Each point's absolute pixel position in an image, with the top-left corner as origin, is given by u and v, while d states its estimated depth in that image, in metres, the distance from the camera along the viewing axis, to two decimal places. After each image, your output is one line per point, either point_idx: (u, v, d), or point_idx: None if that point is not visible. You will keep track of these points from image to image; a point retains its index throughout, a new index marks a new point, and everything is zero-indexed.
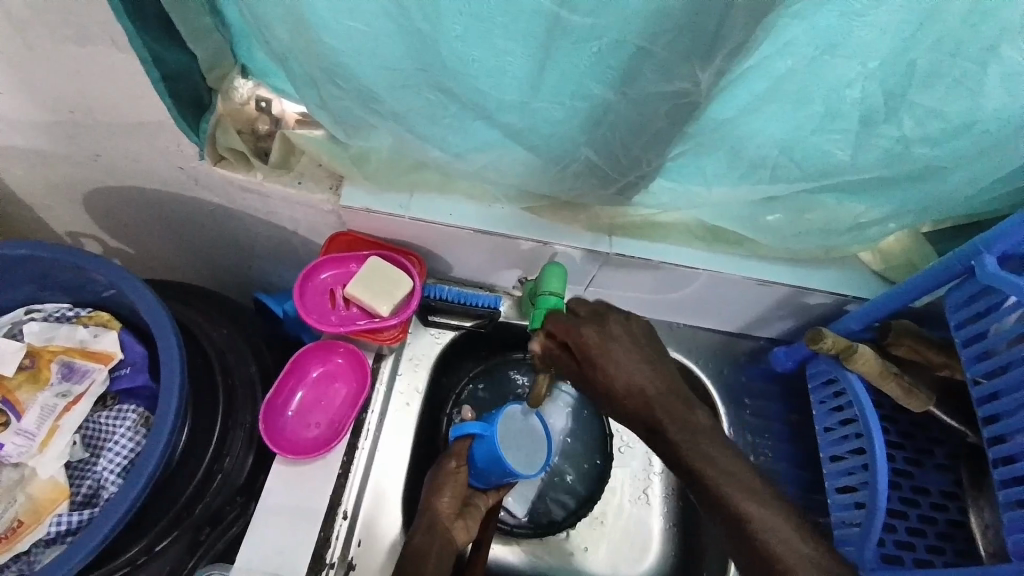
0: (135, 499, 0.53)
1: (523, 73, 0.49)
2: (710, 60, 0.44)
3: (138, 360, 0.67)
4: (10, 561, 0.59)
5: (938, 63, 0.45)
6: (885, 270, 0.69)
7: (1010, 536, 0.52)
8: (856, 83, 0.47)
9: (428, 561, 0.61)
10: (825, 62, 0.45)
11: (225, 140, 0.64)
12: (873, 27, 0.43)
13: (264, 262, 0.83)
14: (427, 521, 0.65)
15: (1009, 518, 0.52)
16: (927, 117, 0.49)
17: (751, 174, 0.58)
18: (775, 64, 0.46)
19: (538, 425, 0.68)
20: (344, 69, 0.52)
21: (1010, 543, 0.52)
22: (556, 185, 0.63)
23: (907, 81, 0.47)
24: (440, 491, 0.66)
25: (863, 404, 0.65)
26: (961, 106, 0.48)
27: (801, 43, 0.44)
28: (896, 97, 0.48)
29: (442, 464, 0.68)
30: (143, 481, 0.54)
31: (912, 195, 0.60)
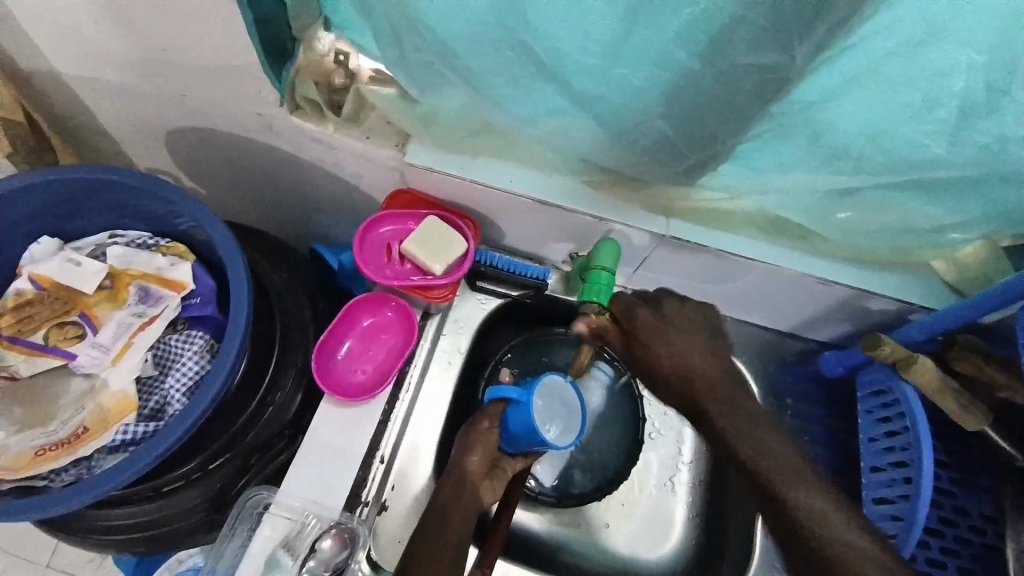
0: (197, 418, 0.58)
1: (607, 36, 0.48)
2: (807, 33, 0.42)
3: (206, 293, 0.71)
4: (70, 465, 0.64)
5: None
6: (957, 281, 0.65)
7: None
8: (959, 72, 0.44)
9: (453, 515, 0.62)
10: (927, 47, 0.43)
11: (303, 90, 0.66)
12: (988, 10, 0.40)
13: (322, 213, 0.86)
14: (456, 476, 0.66)
15: None
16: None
17: (829, 164, 0.55)
18: (874, 44, 0.43)
19: (572, 399, 0.69)
20: (428, 24, 0.52)
21: None
22: (621, 159, 0.62)
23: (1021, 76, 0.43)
24: (469, 450, 0.67)
25: (917, 417, 0.62)
26: None
27: (907, 24, 0.42)
28: (998, 92, 0.45)
29: (474, 423, 0.69)
30: (207, 403, 0.58)
31: (1001, 201, 0.56)
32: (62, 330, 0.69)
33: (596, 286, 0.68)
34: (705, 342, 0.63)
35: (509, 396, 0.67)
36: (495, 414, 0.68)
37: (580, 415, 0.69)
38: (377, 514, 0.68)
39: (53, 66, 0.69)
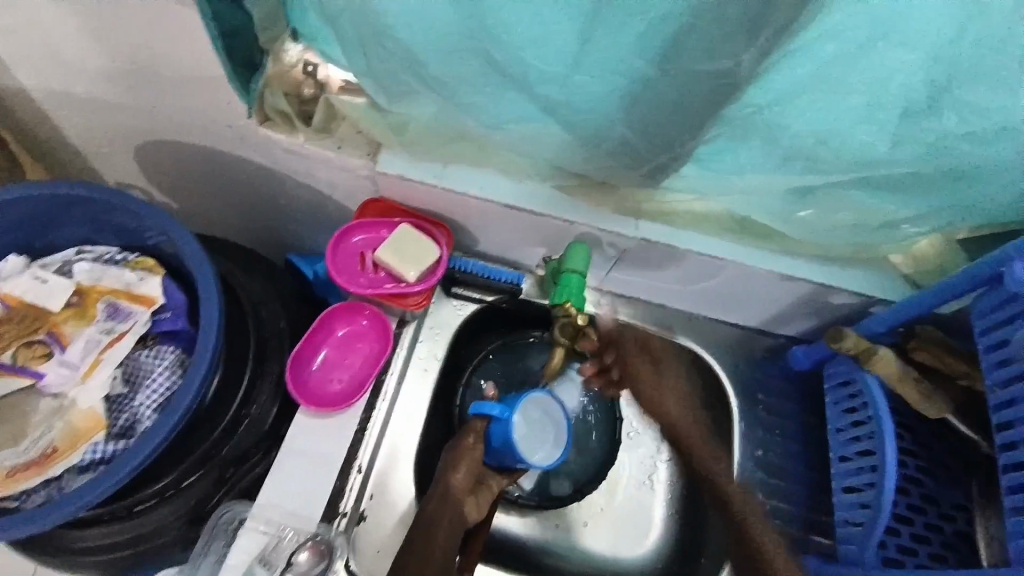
0: (169, 432, 0.57)
1: (567, 45, 0.49)
2: (754, 39, 0.44)
3: (177, 307, 0.70)
4: (41, 485, 0.63)
5: (983, 59, 0.44)
6: (914, 274, 0.68)
7: (1013, 543, 0.52)
8: (902, 75, 0.45)
9: (438, 532, 0.64)
10: (872, 51, 0.43)
11: (273, 100, 0.67)
12: (930, 12, 0.41)
13: (297, 224, 0.86)
14: (439, 492, 0.66)
15: (1013, 523, 0.52)
16: (969, 113, 0.48)
17: (786, 165, 0.57)
18: (819, 48, 0.44)
19: (557, 414, 0.70)
20: (393, 35, 0.53)
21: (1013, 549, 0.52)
22: (588, 164, 0.64)
23: (953, 75, 0.45)
24: (454, 467, 0.68)
25: (879, 406, 0.65)
26: (1002, 104, 0.47)
27: (851, 27, 0.42)
28: (939, 91, 0.46)
29: (458, 440, 0.69)
30: (177, 417, 0.57)
31: (951, 197, 0.58)
32: (31, 349, 0.68)
33: (568, 288, 0.70)
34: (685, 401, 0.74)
35: (491, 412, 0.68)
36: (478, 429, 0.69)
37: (564, 428, 0.70)
38: (355, 524, 0.68)
39: (16, 82, 0.68)
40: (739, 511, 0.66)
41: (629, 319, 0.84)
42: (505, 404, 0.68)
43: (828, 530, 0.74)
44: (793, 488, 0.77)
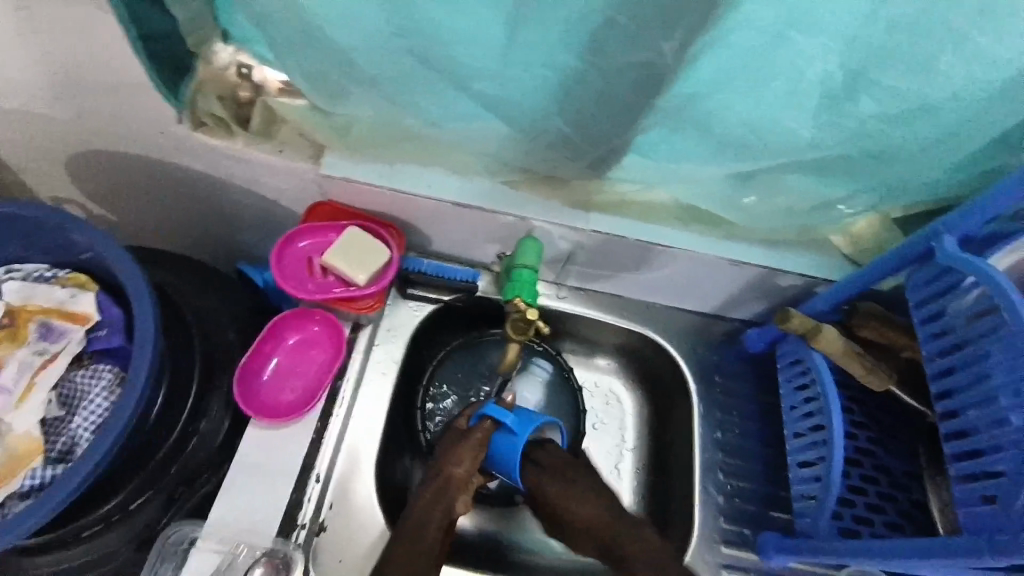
0: (106, 453, 0.54)
1: (495, 39, 0.49)
2: (673, 30, 0.44)
3: (114, 323, 0.67)
4: None
5: (893, 43, 0.45)
6: (854, 254, 0.70)
7: (963, 511, 0.51)
8: (819, 63, 0.47)
9: (428, 528, 0.63)
10: (786, 39, 0.44)
11: (205, 105, 0.65)
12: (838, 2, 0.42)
13: (243, 233, 0.83)
14: (438, 483, 0.65)
15: (960, 491, 0.52)
16: (886, 97, 0.50)
17: (721, 154, 0.58)
18: (734, 40, 0.45)
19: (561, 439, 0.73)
20: (320, 32, 0.52)
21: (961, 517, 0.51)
22: (532, 157, 0.64)
23: (868, 61, 0.46)
24: (457, 459, 0.66)
25: (826, 382, 0.67)
26: (916, 86, 0.48)
27: (767, 17, 0.43)
28: (856, 77, 0.48)
29: (466, 435, 0.67)
30: (114, 438, 0.55)
31: (881, 179, 0.60)
32: None
33: (520, 285, 0.70)
34: (590, 487, 0.67)
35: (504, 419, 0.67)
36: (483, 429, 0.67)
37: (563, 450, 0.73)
38: (315, 536, 0.66)
39: None
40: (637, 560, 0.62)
41: (588, 311, 0.84)
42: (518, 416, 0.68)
43: (785, 505, 0.76)
44: (751, 466, 0.78)
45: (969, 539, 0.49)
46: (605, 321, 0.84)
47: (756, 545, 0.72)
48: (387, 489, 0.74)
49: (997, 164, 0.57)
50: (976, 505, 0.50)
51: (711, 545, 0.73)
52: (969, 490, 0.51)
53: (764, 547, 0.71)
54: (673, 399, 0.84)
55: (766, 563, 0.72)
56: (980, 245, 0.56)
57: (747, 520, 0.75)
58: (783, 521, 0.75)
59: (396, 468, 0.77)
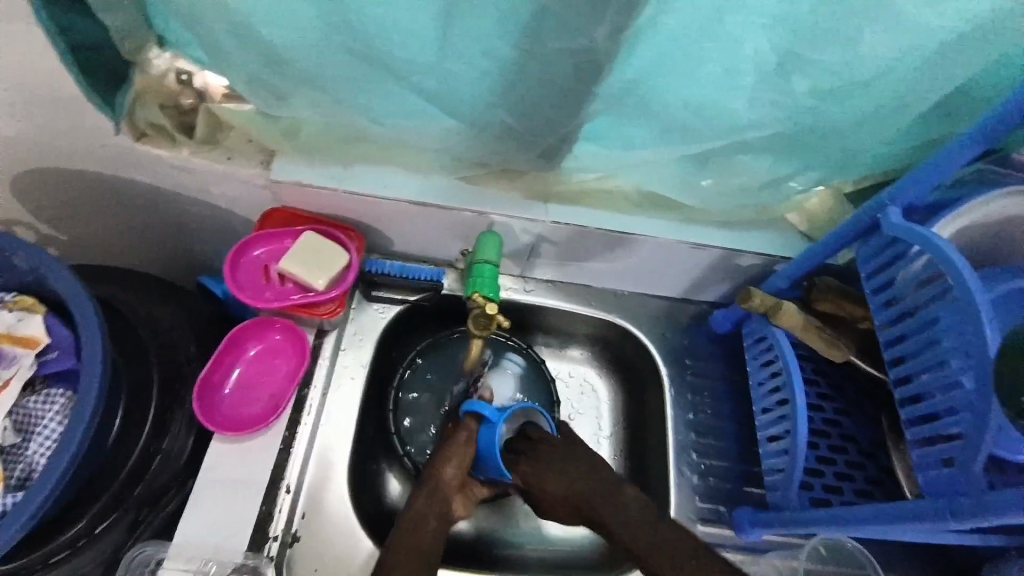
0: (60, 477, 0.52)
1: (429, 32, 0.49)
2: (602, 16, 0.44)
3: (64, 344, 0.65)
4: None
5: (818, 19, 0.46)
6: (809, 230, 0.71)
7: (922, 475, 0.49)
8: (749, 42, 0.48)
9: (426, 526, 0.61)
10: (720, 19, 0.46)
11: (144, 114, 0.63)
12: None
13: (200, 245, 0.80)
14: (430, 486, 0.64)
15: (917, 455, 0.50)
16: (817, 74, 0.51)
17: (666, 136, 0.59)
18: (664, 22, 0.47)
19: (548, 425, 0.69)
20: (251, 33, 0.51)
21: (920, 480, 0.50)
22: (484, 150, 0.64)
23: (795, 40, 0.48)
24: (445, 460, 0.66)
25: (788, 358, 0.68)
26: (845, 61, 0.49)
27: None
28: (785, 55, 0.49)
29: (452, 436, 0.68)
30: (67, 460, 0.53)
31: (827, 155, 0.61)
32: None
33: (481, 279, 0.69)
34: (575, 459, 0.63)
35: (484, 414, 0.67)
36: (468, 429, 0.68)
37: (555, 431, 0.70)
38: (289, 547, 0.65)
39: None
40: (617, 518, 0.58)
41: (556, 302, 0.84)
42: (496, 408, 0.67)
43: (759, 480, 0.77)
44: (724, 444, 0.79)
45: (929, 504, 0.48)
46: (574, 312, 0.84)
47: (732, 521, 0.73)
48: (362, 493, 0.74)
49: (936, 134, 0.58)
50: (935, 469, 0.48)
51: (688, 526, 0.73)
52: (926, 454, 0.49)
53: (739, 522, 0.72)
54: (646, 384, 0.84)
55: (743, 540, 0.72)
56: (924, 212, 0.57)
57: (723, 498, 0.75)
58: (758, 496, 0.76)
59: (369, 472, 0.76)
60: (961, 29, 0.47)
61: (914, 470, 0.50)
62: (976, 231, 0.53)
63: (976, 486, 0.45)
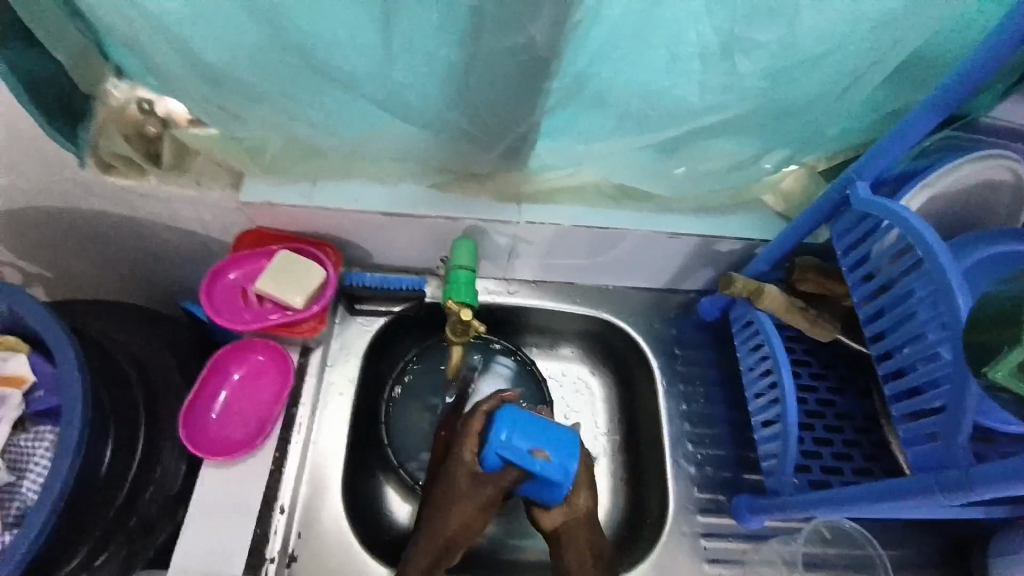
0: (52, 510, 0.52)
1: (374, 41, 0.49)
2: (539, 10, 0.44)
3: (48, 382, 0.65)
4: None
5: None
6: (787, 210, 0.71)
7: (910, 450, 0.48)
8: (692, 25, 0.48)
9: None
10: (659, 7, 0.46)
11: (110, 145, 0.63)
12: None
13: (178, 271, 0.80)
14: (430, 548, 0.62)
15: (904, 431, 0.49)
16: (768, 53, 0.50)
17: (625, 124, 0.59)
18: (604, 11, 0.46)
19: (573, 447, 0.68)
20: (199, 56, 0.51)
21: (908, 456, 0.49)
22: (448, 154, 0.63)
23: (738, 24, 0.47)
24: (455, 521, 0.63)
25: (773, 340, 0.67)
26: (792, 36, 0.49)
27: None
28: (729, 37, 0.49)
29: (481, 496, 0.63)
30: (57, 494, 0.52)
31: (794, 131, 0.60)
32: None
33: (457, 285, 0.69)
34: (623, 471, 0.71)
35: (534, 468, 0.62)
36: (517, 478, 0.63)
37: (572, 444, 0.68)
38: (286, 567, 0.66)
39: None
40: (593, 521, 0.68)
41: (541, 302, 0.83)
42: (556, 460, 0.62)
43: (756, 465, 0.76)
44: (718, 432, 0.78)
45: (918, 479, 0.47)
46: (561, 309, 0.83)
47: (731, 510, 0.73)
48: (356, 507, 0.73)
49: (899, 103, 0.58)
50: (922, 444, 0.47)
51: (688, 516, 0.73)
52: (912, 429, 0.48)
53: (738, 510, 0.71)
54: (637, 377, 0.83)
55: (744, 526, 0.72)
56: (891, 184, 0.56)
57: (720, 486, 0.75)
58: (756, 482, 0.75)
59: (365, 487, 0.76)
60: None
61: (901, 445, 0.49)
62: (947, 199, 0.53)
63: (962, 460, 0.44)
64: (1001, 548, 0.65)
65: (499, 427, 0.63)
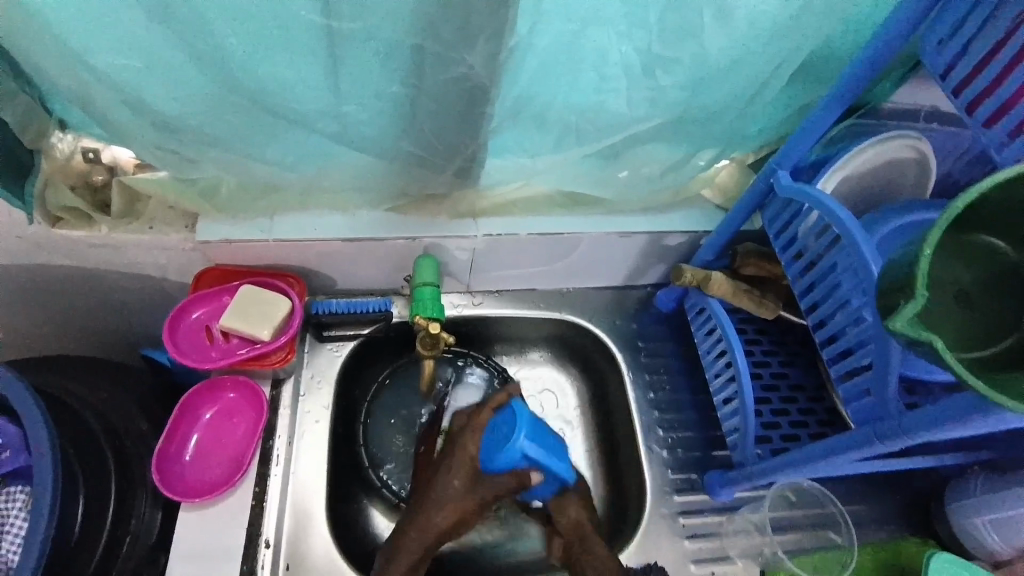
0: (35, 565, 0.49)
1: (322, 79, 0.51)
2: (475, 43, 0.48)
3: (14, 441, 0.61)
4: None
5: (675, 21, 0.50)
6: (725, 203, 0.76)
7: (850, 407, 0.53)
8: (614, 47, 0.52)
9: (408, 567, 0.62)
10: (584, 34, 0.50)
11: (58, 199, 0.62)
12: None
13: (137, 320, 0.78)
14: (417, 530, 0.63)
15: (844, 390, 0.54)
16: (687, 65, 0.55)
17: (566, 139, 0.63)
18: (535, 40, 0.50)
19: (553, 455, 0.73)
20: (148, 105, 0.52)
21: (851, 414, 0.53)
22: (403, 178, 0.66)
23: (656, 44, 0.52)
24: (438, 505, 0.64)
25: (724, 322, 0.72)
26: (706, 49, 0.54)
27: (557, 15, 0.48)
28: (650, 54, 0.53)
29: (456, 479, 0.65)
30: (38, 546, 0.50)
31: (722, 132, 0.66)
32: None
33: (425, 303, 0.71)
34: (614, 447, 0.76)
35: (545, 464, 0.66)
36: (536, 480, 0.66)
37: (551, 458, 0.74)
38: None
39: None
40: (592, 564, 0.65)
41: (505, 310, 0.86)
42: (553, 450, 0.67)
43: (723, 444, 0.80)
44: (686, 416, 0.82)
45: (858, 433, 0.51)
46: (526, 316, 0.86)
47: (704, 486, 0.76)
48: (342, 533, 0.73)
49: (807, 98, 0.64)
50: (860, 399, 0.52)
51: (665, 498, 0.76)
52: (851, 387, 0.53)
53: (711, 487, 0.75)
54: (606, 373, 0.86)
55: (716, 501, 0.76)
56: (808, 171, 0.62)
57: (693, 467, 0.79)
58: (725, 459, 0.80)
59: (349, 510, 0.76)
60: (802, 10, 0.52)
61: (843, 402, 0.54)
62: (859, 179, 0.59)
63: (892, 411, 0.48)
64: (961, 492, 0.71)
65: (518, 427, 0.66)
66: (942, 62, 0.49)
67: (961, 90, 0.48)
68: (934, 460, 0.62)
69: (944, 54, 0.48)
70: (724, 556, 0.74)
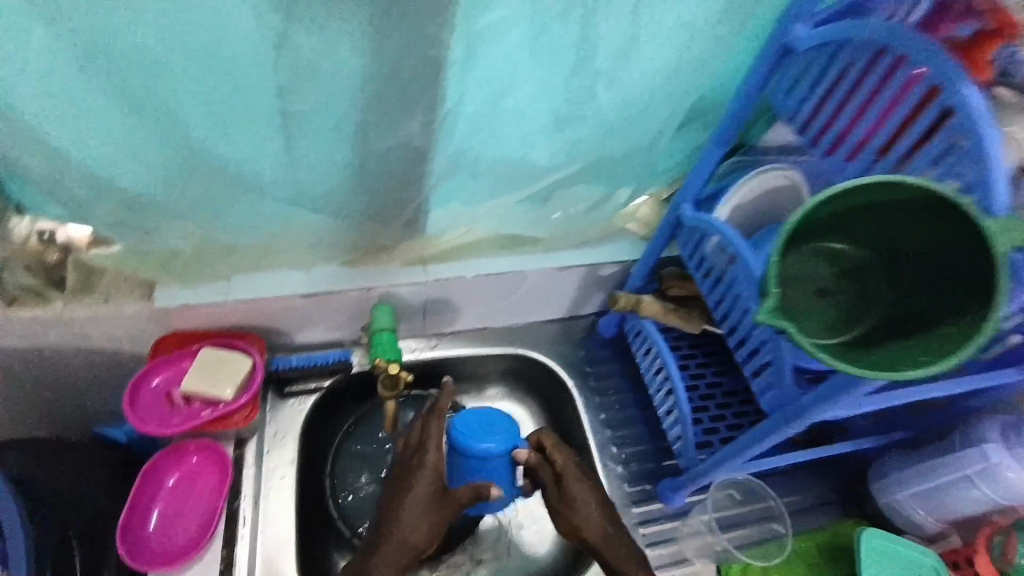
0: None
1: (276, 150, 0.57)
2: (412, 113, 0.56)
3: None
4: None
5: (578, 86, 0.60)
6: (648, 234, 0.84)
7: (766, 397, 0.61)
8: (532, 108, 0.61)
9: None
10: (505, 100, 0.60)
11: (12, 279, 0.64)
12: (522, 68, 0.57)
13: (90, 395, 0.78)
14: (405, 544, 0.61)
15: (757, 385, 0.62)
16: (594, 119, 0.65)
17: (500, 187, 0.71)
18: (464, 107, 0.59)
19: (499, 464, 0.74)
20: (109, 181, 0.57)
21: (765, 403, 0.61)
22: (355, 232, 0.71)
23: (566, 104, 0.62)
24: (423, 517, 0.62)
25: (661, 344, 0.80)
26: (606, 106, 0.64)
27: (480, 85, 0.57)
28: (563, 111, 0.63)
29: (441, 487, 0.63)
30: None
31: (633, 173, 0.76)
32: None
33: (383, 347, 0.75)
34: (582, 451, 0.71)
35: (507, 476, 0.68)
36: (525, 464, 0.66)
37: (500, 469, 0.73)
38: None
39: None
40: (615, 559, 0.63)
41: (460, 350, 0.91)
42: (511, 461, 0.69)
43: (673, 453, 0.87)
44: (637, 431, 0.88)
45: (771, 420, 0.59)
46: (480, 354, 0.91)
47: (658, 495, 0.82)
48: None
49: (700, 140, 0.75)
50: (769, 391, 0.60)
51: (625, 510, 0.81)
52: (761, 382, 0.61)
53: (665, 494, 0.80)
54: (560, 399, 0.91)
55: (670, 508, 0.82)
56: (708, 203, 0.73)
57: (647, 478, 0.84)
58: (676, 467, 0.86)
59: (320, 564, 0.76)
60: (680, 72, 0.63)
61: (758, 396, 0.62)
62: (749, 207, 0.70)
63: (792, 396, 0.57)
64: (879, 470, 0.80)
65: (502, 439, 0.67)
66: (791, 108, 0.61)
67: (809, 125, 0.60)
68: (853, 445, 0.71)
69: (794, 98, 0.60)
70: (683, 558, 0.79)
